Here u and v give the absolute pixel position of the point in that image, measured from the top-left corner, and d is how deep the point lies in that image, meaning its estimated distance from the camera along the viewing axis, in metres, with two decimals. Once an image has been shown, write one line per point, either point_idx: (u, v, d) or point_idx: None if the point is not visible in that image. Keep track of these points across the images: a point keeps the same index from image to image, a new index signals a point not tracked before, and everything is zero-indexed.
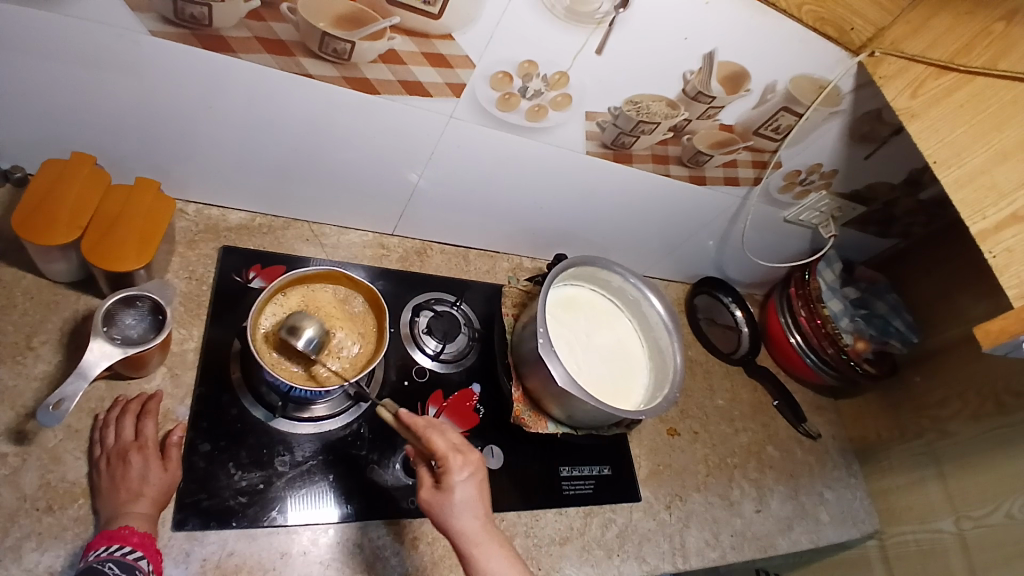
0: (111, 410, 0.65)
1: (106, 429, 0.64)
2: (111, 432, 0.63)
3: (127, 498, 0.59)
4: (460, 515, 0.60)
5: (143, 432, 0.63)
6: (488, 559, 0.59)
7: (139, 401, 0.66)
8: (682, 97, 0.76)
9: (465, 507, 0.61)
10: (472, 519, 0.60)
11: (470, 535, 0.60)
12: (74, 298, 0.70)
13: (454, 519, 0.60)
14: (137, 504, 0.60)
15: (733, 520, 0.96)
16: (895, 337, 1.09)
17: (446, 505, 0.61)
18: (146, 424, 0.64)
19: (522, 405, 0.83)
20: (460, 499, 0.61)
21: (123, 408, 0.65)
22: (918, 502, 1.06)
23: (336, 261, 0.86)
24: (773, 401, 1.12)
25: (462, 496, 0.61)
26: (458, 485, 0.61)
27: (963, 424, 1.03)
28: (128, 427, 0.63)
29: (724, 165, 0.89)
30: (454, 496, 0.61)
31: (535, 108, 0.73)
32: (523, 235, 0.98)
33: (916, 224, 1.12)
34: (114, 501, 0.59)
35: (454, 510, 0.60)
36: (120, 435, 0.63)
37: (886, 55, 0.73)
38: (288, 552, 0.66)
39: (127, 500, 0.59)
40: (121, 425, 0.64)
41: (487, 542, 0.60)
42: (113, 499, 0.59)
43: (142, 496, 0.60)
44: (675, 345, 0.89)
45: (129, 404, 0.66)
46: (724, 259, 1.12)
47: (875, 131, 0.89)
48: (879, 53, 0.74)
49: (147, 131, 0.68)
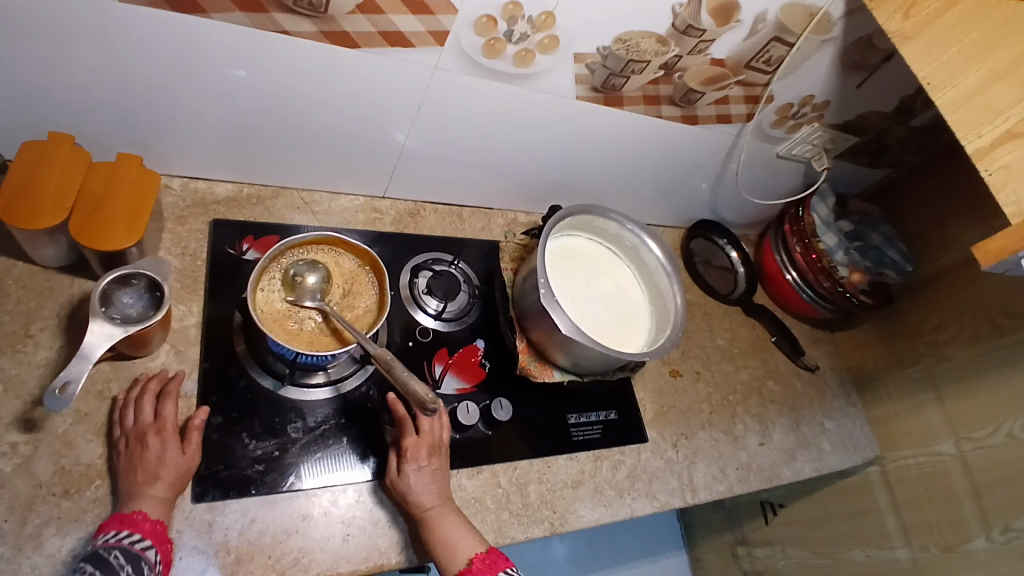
0: (132, 390, 0.65)
1: (127, 408, 0.63)
2: (131, 413, 0.63)
3: (144, 479, 0.60)
4: (421, 486, 0.68)
5: (162, 413, 0.63)
6: (449, 523, 0.67)
7: (160, 381, 0.66)
8: (671, 32, 0.73)
9: (421, 486, 0.68)
10: (427, 492, 0.68)
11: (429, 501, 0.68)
12: (68, 282, 0.69)
13: (417, 488, 0.68)
14: (153, 486, 0.59)
15: (738, 454, 0.99)
16: (890, 267, 1.10)
17: (415, 478, 0.68)
18: (165, 407, 0.63)
19: (527, 356, 0.83)
20: (413, 480, 0.68)
21: (143, 389, 0.65)
22: (916, 426, 1.09)
23: (329, 227, 0.85)
24: (772, 336, 1.14)
25: (416, 478, 0.68)
26: (415, 468, 0.69)
27: (961, 348, 1.05)
28: (148, 408, 0.63)
29: (716, 102, 0.87)
30: (410, 478, 0.68)
31: (522, 52, 0.70)
32: (516, 188, 0.96)
33: (907, 153, 1.12)
34: (131, 482, 0.59)
35: (411, 487, 0.68)
36: (139, 416, 0.63)
37: None
38: (309, 514, 0.68)
39: (143, 481, 0.59)
40: (140, 405, 0.63)
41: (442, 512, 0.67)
42: (131, 480, 0.59)
43: (159, 478, 0.60)
44: (675, 287, 0.88)
45: (149, 384, 0.65)
46: (719, 200, 1.12)
47: (867, 58, 0.87)
48: None
49: (122, 104, 0.66)
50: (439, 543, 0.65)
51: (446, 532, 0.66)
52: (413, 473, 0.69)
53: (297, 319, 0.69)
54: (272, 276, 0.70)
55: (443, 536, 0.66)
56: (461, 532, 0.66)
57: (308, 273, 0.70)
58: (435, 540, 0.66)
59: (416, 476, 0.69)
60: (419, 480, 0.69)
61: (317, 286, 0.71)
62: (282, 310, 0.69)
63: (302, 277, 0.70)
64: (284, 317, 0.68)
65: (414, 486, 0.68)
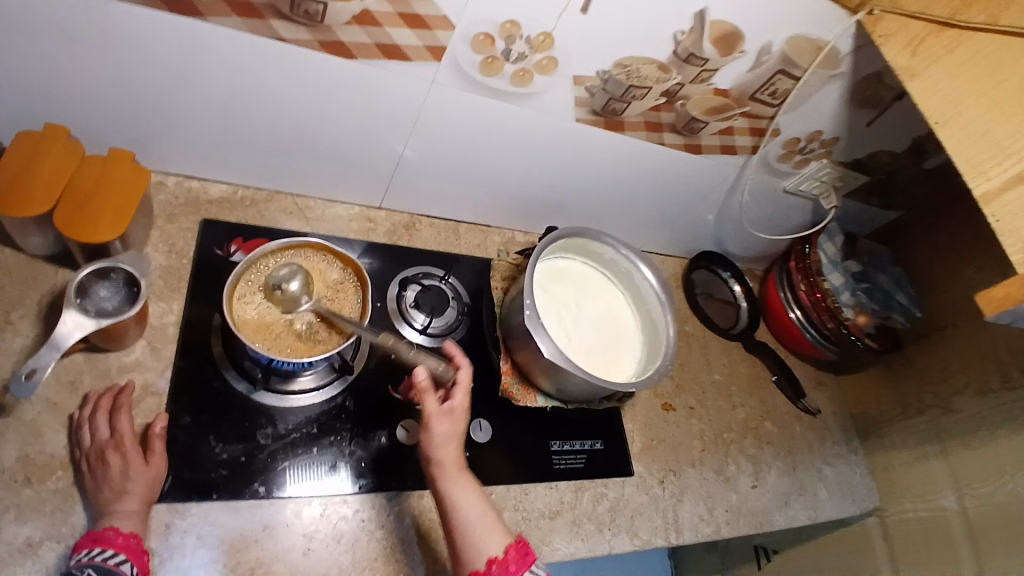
0: (84, 407, 0.63)
1: (81, 429, 0.61)
2: (86, 433, 0.61)
3: (111, 497, 0.58)
4: (449, 441, 0.68)
5: (118, 428, 0.61)
6: (469, 488, 0.67)
7: (111, 396, 0.64)
8: (673, 60, 0.72)
9: (448, 441, 0.68)
10: (453, 449, 0.68)
11: (451, 458, 0.68)
12: (53, 272, 0.69)
13: (444, 443, 0.68)
14: (123, 502, 0.58)
15: (728, 496, 0.95)
16: (898, 311, 1.06)
17: (444, 432, 0.68)
18: (119, 421, 0.62)
19: (510, 377, 0.81)
20: (443, 434, 0.68)
21: (95, 406, 0.63)
22: (919, 478, 1.05)
23: (321, 234, 0.85)
24: (772, 376, 1.11)
25: (446, 433, 0.68)
26: (449, 421, 0.69)
27: (968, 401, 1.01)
28: (103, 426, 0.61)
29: (720, 132, 0.86)
30: (442, 430, 0.68)
31: (520, 72, 0.70)
32: (513, 207, 0.95)
33: (918, 194, 1.08)
34: (99, 501, 0.58)
35: (439, 440, 0.68)
36: (95, 435, 0.61)
37: (885, 13, 0.71)
38: (271, 524, 0.66)
39: (111, 499, 0.58)
40: (94, 424, 0.61)
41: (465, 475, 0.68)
42: (99, 499, 0.58)
43: (127, 493, 0.59)
44: (669, 317, 0.86)
45: (100, 401, 0.63)
46: (724, 231, 1.09)
47: (876, 94, 0.86)
48: (878, 10, 0.71)
49: (119, 102, 0.67)
50: (456, 504, 0.66)
51: (465, 498, 0.66)
52: (444, 427, 0.68)
53: (274, 324, 0.68)
54: (268, 264, 0.71)
55: (464, 499, 0.66)
56: (479, 500, 0.67)
57: (299, 274, 0.70)
58: (455, 499, 0.66)
59: (445, 429, 0.68)
60: (450, 433, 0.68)
61: (298, 289, 0.69)
62: (260, 315, 0.68)
63: (292, 274, 0.70)
64: (261, 322, 0.68)
65: (442, 440, 0.68)
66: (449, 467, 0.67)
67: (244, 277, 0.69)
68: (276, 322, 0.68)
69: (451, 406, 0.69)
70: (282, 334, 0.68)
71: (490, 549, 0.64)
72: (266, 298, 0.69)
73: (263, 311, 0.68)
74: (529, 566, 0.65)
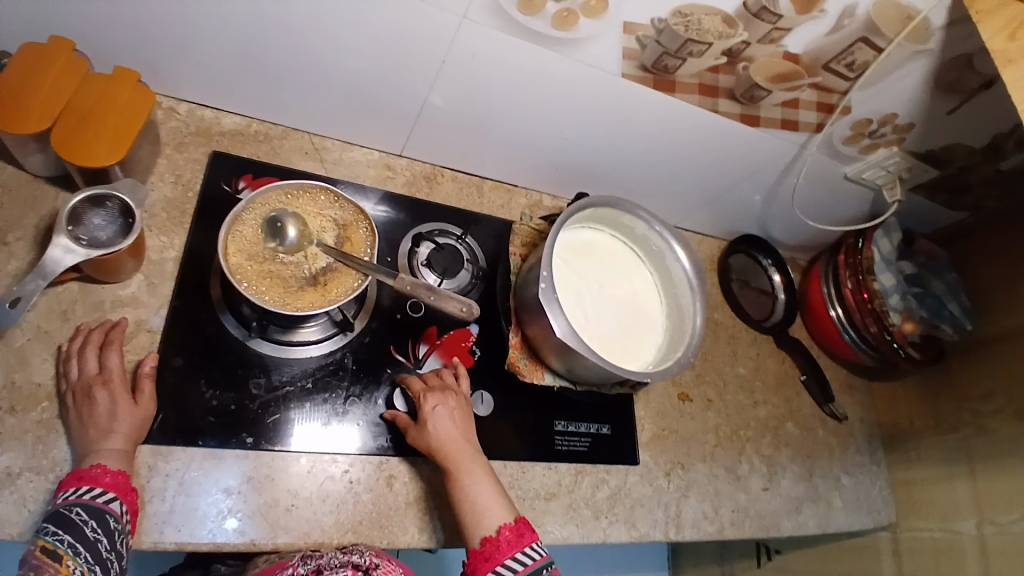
0: (73, 340, 0.60)
1: (69, 361, 0.59)
2: (74, 366, 0.59)
3: (97, 435, 0.56)
4: (443, 428, 0.66)
5: (108, 365, 0.59)
6: (471, 468, 0.64)
7: (102, 331, 0.61)
8: (742, 13, 0.63)
9: (442, 429, 0.66)
10: (449, 436, 0.66)
11: (449, 444, 0.65)
12: (53, 195, 0.66)
13: (439, 430, 0.66)
14: (108, 441, 0.56)
15: (737, 496, 0.90)
16: (947, 322, 0.96)
17: (438, 420, 0.66)
18: (109, 357, 0.59)
19: (518, 352, 0.76)
20: (433, 423, 0.66)
21: (85, 339, 0.60)
22: (941, 497, 0.96)
23: (335, 179, 0.80)
24: (800, 375, 1.04)
25: (437, 422, 0.66)
26: (435, 412, 0.67)
27: (1006, 423, 0.90)
28: (92, 360, 0.59)
29: (783, 104, 0.76)
30: (430, 420, 0.66)
31: (563, 13, 0.62)
32: (544, 168, 0.88)
33: (990, 198, 0.96)
34: (84, 439, 0.56)
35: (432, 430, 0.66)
36: (83, 369, 0.58)
37: None
38: (255, 477, 0.63)
39: (96, 438, 0.56)
40: (83, 357, 0.59)
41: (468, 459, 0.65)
42: (84, 437, 0.56)
43: (114, 432, 0.56)
44: (698, 306, 0.79)
45: (91, 335, 0.61)
46: (771, 216, 1.00)
47: (964, 80, 0.75)
48: None
49: (120, 18, 0.61)
50: (462, 486, 0.63)
51: (469, 479, 0.64)
52: (432, 417, 0.66)
53: (276, 270, 0.63)
54: (253, 214, 0.64)
55: (470, 480, 0.64)
56: (485, 480, 0.64)
57: (290, 222, 0.65)
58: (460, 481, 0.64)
59: (439, 417, 0.67)
60: (441, 421, 0.67)
61: (293, 242, 0.65)
62: (259, 260, 0.63)
63: (283, 224, 0.64)
64: (261, 268, 0.63)
65: (438, 426, 0.66)
66: (449, 451, 0.65)
67: (240, 220, 0.63)
68: (277, 268, 0.63)
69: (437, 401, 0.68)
70: (284, 280, 0.63)
71: (485, 528, 0.61)
72: (263, 244, 0.64)
73: (262, 257, 0.63)
74: (524, 547, 0.60)
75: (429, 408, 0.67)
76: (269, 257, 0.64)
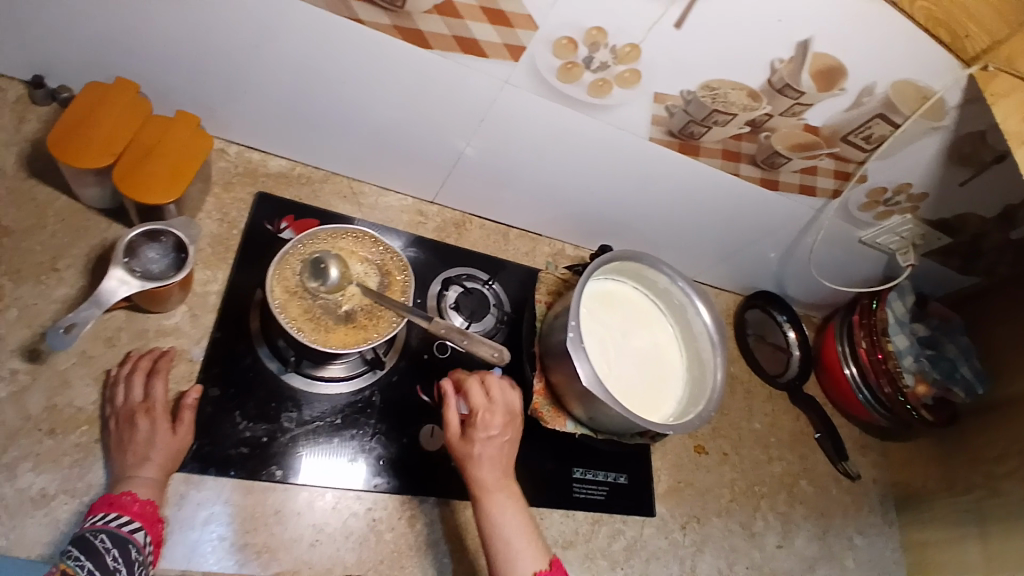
0: (122, 366, 0.63)
1: (116, 387, 0.61)
2: (120, 391, 0.61)
3: (134, 461, 0.58)
4: (488, 461, 0.65)
5: (152, 393, 0.61)
6: (509, 506, 0.64)
7: (150, 358, 0.64)
8: (766, 89, 0.67)
9: (486, 462, 0.65)
10: (492, 470, 0.65)
11: (491, 479, 0.65)
12: (105, 225, 0.69)
13: (484, 463, 0.65)
14: (142, 469, 0.58)
15: (751, 552, 0.89)
16: (960, 385, 0.97)
17: (485, 452, 0.65)
18: (155, 385, 0.62)
19: (542, 398, 0.78)
20: (479, 453, 0.65)
21: (133, 366, 0.63)
22: (954, 562, 0.95)
23: (370, 222, 0.83)
24: (813, 432, 1.04)
25: (483, 452, 0.65)
26: (482, 440, 0.66)
27: (1016, 485, 0.90)
28: (138, 387, 0.61)
29: (802, 170, 0.80)
30: (476, 450, 0.65)
31: (599, 82, 0.66)
32: (569, 220, 0.92)
33: (1003, 263, 0.99)
34: (121, 464, 0.58)
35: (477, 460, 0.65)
36: (129, 396, 0.61)
37: (1000, 71, 0.63)
38: (282, 511, 0.65)
39: (133, 464, 0.58)
40: (130, 383, 0.61)
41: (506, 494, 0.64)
42: (121, 461, 0.58)
43: (149, 460, 0.58)
44: (718, 361, 0.81)
45: (140, 361, 0.63)
46: (786, 274, 1.03)
47: (977, 153, 0.78)
48: (992, 67, 0.64)
49: (189, 66, 0.66)
50: (498, 524, 0.63)
51: (506, 517, 0.63)
52: (480, 446, 0.65)
53: (315, 308, 0.66)
54: (300, 255, 0.68)
55: (507, 519, 0.63)
56: (521, 522, 0.63)
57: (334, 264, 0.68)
58: (495, 517, 0.63)
59: (486, 451, 0.65)
60: (488, 454, 0.65)
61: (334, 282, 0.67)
62: (300, 299, 0.66)
63: (327, 265, 0.67)
64: (301, 305, 0.65)
65: (484, 459, 0.65)
66: (490, 487, 0.64)
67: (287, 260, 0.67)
68: (316, 307, 0.66)
69: (487, 429, 0.66)
70: (321, 318, 0.66)
71: (520, 573, 0.60)
72: (306, 283, 0.67)
73: (304, 295, 0.66)
74: None
75: (477, 437, 0.66)
76: (310, 296, 0.66)
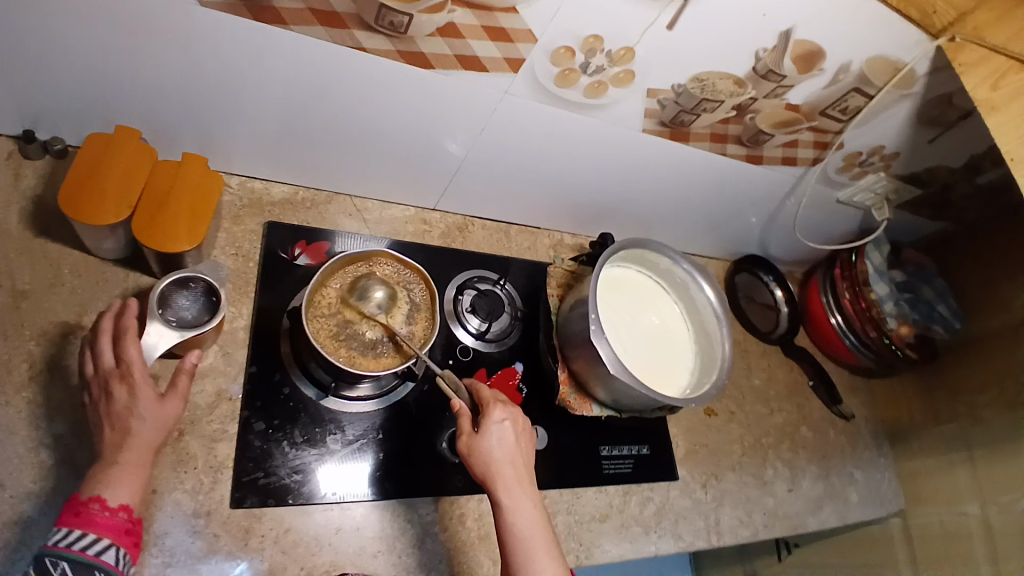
0: (102, 326, 0.59)
1: (94, 354, 0.57)
2: (97, 356, 0.57)
3: (116, 434, 0.54)
4: (501, 450, 0.61)
5: (124, 355, 0.56)
6: (524, 500, 0.59)
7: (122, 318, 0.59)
8: (751, 75, 0.71)
9: (498, 451, 0.61)
10: (505, 460, 0.61)
11: (505, 469, 0.60)
12: (123, 275, 0.70)
13: (497, 452, 0.61)
14: (125, 445, 0.54)
15: (766, 499, 0.97)
16: (938, 323, 1.07)
17: (497, 441, 0.62)
18: (126, 347, 0.57)
19: (567, 387, 0.82)
20: (492, 443, 0.61)
21: (106, 327, 0.58)
22: (943, 484, 1.04)
23: (378, 237, 0.85)
24: (808, 381, 1.12)
25: (495, 439, 0.62)
26: (494, 430, 0.62)
27: (997, 412, 1.01)
28: (109, 352, 0.57)
29: (784, 145, 0.85)
30: (487, 440, 0.62)
31: (595, 84, 0.69)
32: (567, 210, 0.95)
33: (969, 209, 1.07)
34: (105, 437, 0.54)
35: (489, 451, 0.61)
36: (101, 360, 0.56)
37: (967, 42, 0.68)
38: (343, 527, 0.68)
39: (116, 438, 0.54)
40: (100, 347, 0.57)
41: (523, 486, 0.60)
42: (104, 434, 0.54)
43: (130, 431, 0.54)
44: (724, 333, 0.87)
45: (110, 322, 0.59)
46: (771, 237, 1.09)
47: (944, 115, 0.84)
48: (960, 38, 0.69)
49: (191, 108, 0.67)
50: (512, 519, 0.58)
51: (522, 514, 0.58)
52: (491, 434, 0.62)
53: (344, 332, 0.69)
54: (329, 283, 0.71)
55: (522, 512, 0.58)
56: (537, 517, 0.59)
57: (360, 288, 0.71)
58: (509, 508, 0.58)
59: (500, 435, 0.62)
60: (501, 441, 0.62)
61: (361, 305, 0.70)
62: (330, 324, 0.69)
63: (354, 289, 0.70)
64: (331, 331, 0.68)
65: (496, 446, 0.61)
66: (504, 474, 0.60)
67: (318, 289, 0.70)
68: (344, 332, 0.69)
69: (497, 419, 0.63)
70: (349, 341, 0.68)
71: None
72: (336, 309, 0.70)
73: (334, 320, 0.69)
74: None
75: (487, 426, 0.62)
76: (338, 321, 0.69)
